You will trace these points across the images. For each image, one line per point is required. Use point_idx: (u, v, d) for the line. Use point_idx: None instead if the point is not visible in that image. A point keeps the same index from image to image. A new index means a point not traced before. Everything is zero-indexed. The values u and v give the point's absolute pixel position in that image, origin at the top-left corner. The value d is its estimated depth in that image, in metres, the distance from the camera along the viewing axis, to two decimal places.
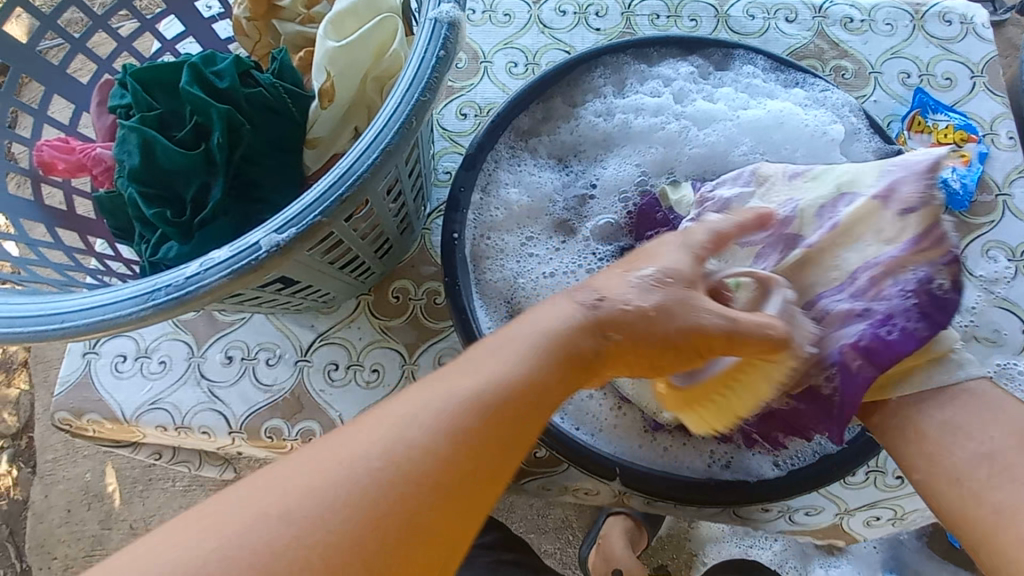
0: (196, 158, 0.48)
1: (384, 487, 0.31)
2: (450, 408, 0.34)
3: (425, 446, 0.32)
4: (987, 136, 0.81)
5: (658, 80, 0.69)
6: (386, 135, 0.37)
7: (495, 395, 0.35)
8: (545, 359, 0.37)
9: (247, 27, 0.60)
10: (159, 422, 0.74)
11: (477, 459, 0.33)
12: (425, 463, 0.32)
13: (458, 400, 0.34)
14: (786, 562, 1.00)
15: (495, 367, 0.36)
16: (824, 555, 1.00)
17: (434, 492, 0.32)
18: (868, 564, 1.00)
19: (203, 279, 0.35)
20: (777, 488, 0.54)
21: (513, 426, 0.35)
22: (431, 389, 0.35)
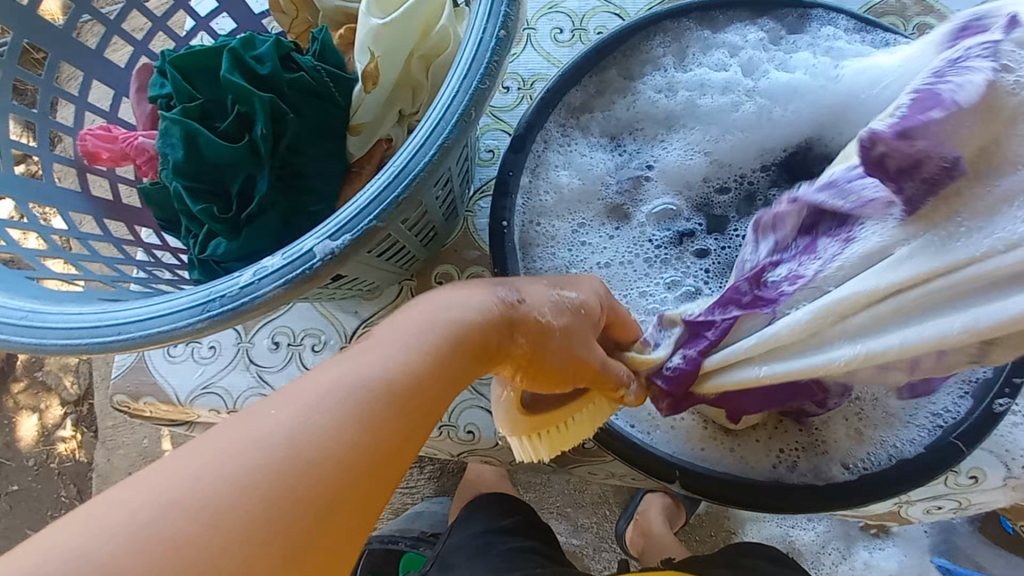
0: (241, 151, 0.46)
1: (289, 462, 0.26)
2: (353, 386, 0.29)
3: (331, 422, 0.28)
4: None
5: (724, 50, 0.62)
6: (444, 129, 0.34)
7: (407, 375, 0.31)
8: (459, 342, 0.34)
9: (284, 4, 0.56)
10: (211, 406, 0.75)
11: (381, 446, 0.29)
12: (327, 445, 0.27)
13: (382, 369, 0.31)
14: (830, 543, 0.97)
15: (399, 349, 0.32)
16: (869, 538, 0.96)
17: (343, 474, 0.27)
18: (918, 549, 0.96)
19: (259, 289, 0.33)
20: (847, 494, 0.51)
21: (425, 403, 0.31)
22: (333, 369, 0.30)
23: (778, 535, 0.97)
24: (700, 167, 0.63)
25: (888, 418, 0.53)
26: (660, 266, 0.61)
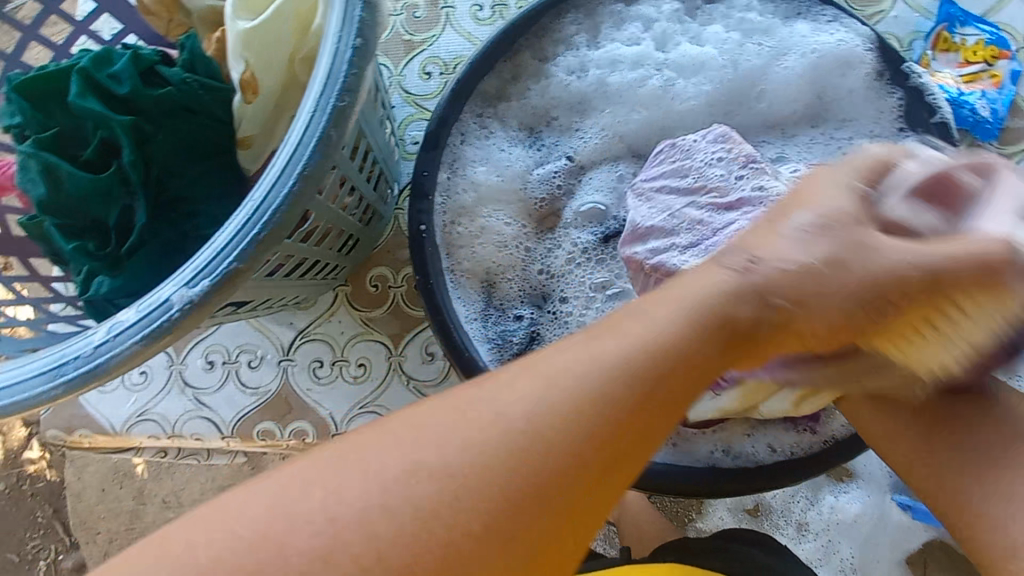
0: (108, 181, 0.42)
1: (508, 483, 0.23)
2: (590, 386, 0.25)
3: (560, 440, 0.24)
4: (1022, 50, 0.71)
5: (637, 24, 0.61)
6: (302, 154, 0.31)
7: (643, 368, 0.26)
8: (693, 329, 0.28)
9: (153, 5, 0.51)
10: (150, 433, 0.73)
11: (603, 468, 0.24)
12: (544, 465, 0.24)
13: (607, 374, 0.25)
14: (798, 493, 0.91)
15: (643, 331, 0.27)
16: (834, 480, 0.90)
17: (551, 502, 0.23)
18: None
19: (114, 347, 0.30)
20: (777, 475, 0.52)
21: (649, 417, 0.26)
22: (573, 356, 0.26)
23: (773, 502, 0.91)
24: (619, 153, 0.61)
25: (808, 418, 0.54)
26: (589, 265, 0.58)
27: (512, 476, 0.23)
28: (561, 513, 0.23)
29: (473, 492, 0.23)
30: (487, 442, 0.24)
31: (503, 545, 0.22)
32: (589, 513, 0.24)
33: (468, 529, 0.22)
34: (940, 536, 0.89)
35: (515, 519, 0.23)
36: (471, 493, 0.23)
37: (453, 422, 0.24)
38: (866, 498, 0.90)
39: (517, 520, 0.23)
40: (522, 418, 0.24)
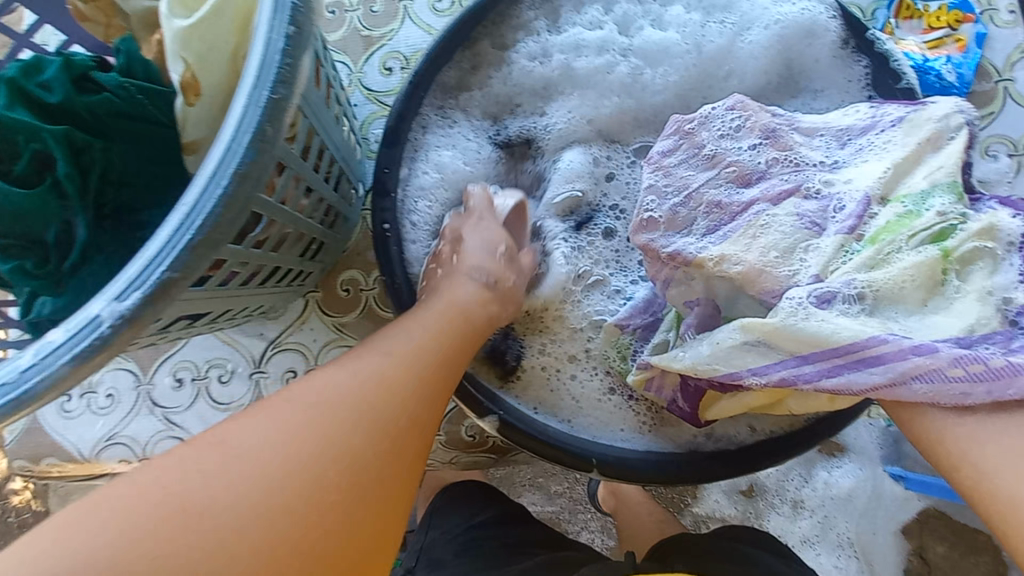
0: (43, 196, 0.40)
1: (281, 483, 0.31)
2: (356, 394, 0.36)
3: (342, 418, 0.34)
4: (985, 13, 0.71)
5: (597, 6, 0.60)
6: (236, 153, 0.29)
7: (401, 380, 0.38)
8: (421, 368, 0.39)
9: (89, 10, 0.49)
10: (121, 457, 0.70)
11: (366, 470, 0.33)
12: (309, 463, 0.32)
13: (372, 378, 0.37)
14: (791, 472, 0.90)
15: (384, 364, 0.38)
16: (826, 457, 0.90)
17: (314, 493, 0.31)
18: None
19: (43, 371, 0.28)
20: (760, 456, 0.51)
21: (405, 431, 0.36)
22: (343, 378, 0.36)
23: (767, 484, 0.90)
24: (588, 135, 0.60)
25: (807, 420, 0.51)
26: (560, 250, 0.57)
27: (287, 454, 0.32)
28: (331, 475, 0.32)
29: (257, 472, 0.31)
30: (316, 404, 0.34)
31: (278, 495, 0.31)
32: (360, 490, 0.33)
33: (247, 497, 0.30)
34: (933, 505, 0.89)
35: (304, 483, 0.31)
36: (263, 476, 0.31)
37: (235, 429, 0.33)
38: (859, 472, 0.90)
39: (293, 491, 0.31)
40: (305, 414, 0.33)
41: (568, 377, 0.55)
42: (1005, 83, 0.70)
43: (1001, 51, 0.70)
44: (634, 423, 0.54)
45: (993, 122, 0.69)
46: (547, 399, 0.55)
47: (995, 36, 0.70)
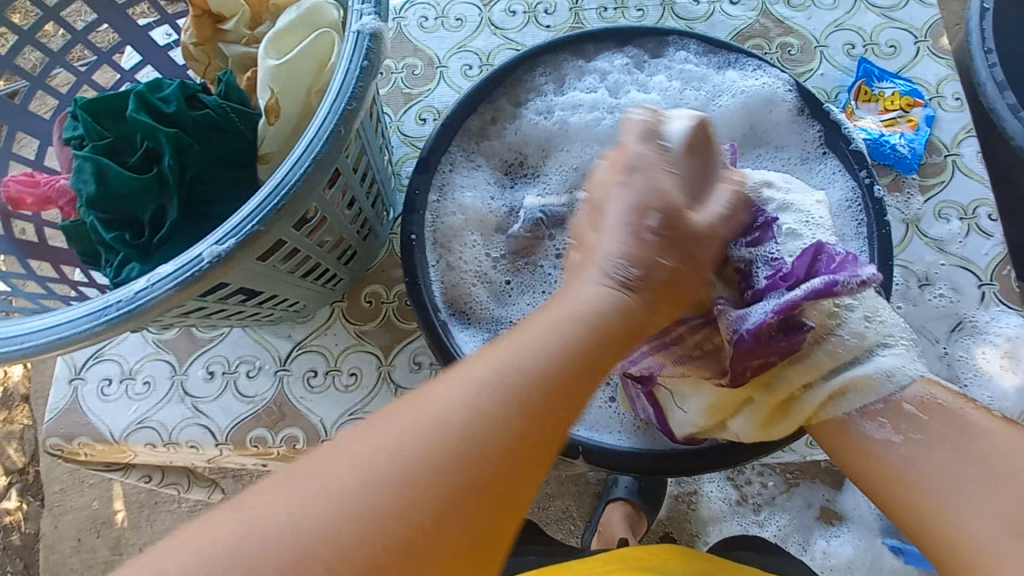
0: (149, 182, 0.51)
1: (419, 482, 0.30)
2: (492, 387, 0.33)
3: (501, 406, 0.32)
4: (934, 99, 0.83)
5: (595, 75, 0.73)
6: (317, 144, 0.40)
7: (545, 368, 0.34)
8: (556, 357, 0.35)
9: (196, 52, 0.62)
10: (147, 440, 0.76)
11: (511, 462, 0.32)
12: (456, 466, 0.30)
13: (514, 372, 0.34)
14: (790, 536, 1.03)
15: (521, 354, 0.34)
16: (824, 525, 1.03)
17: (461, 492, 0.30)
18: (870, 532, 1.02)
19: (151, 292, 0.37)
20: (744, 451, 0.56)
21: (548, 425, 0.33)
22: (478, 369, 0.34)
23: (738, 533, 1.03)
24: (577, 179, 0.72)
25: None
26: (546, 277, 0.69)
27: (454, 443, 0.31)
28: (508, 460, 0.32)
29: (434, 453, 0.30)
30: (444, 416, 0.32)
31: (474, 480, 0.31)
32: (514, 478, 0.32)
33: (443, 488, 0.30)
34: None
35: (474, 484, 0.31)
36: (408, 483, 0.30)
37: (392, 421, 0.32)
38: (859, 542, 1.01)
39: (481, 477, 0.31)
40: (476, 398, 0.32)
41: None
42: (954, 157, 0.80)
43: (949, 130, 0.81)
44: (624, 424, 0.62)
45: (944, 188, 0.79)
46: None
47: (943, 118, 0.82)
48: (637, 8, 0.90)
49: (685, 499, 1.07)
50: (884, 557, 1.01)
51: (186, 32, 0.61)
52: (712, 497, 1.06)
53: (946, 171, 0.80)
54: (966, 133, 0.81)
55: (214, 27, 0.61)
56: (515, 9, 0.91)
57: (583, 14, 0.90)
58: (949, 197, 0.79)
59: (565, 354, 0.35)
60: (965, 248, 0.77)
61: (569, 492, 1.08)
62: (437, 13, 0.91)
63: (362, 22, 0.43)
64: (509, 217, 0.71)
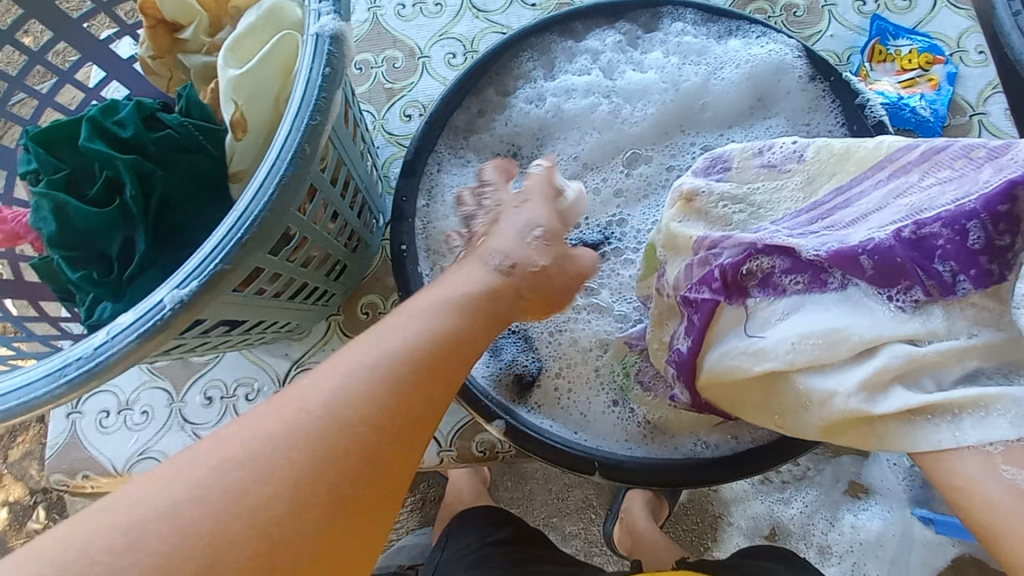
0: (113, 215, 0.47)
1: (331, 439, 0.30)
2: (376, 367, 0.33)
3: (378, 389, 0.33)
4: (955, 54, 0.77)
5: (587, 56, 0.67)
6: (280, 167, 0.36)
7: (424, 351, 0.36)
8: (398, 361, 0.34)
9: (156, 66, 0.57)
10: (150, 471, 0.74)
11: (394, 431, 0.32)
12: (364, 423, 0.31)
13: (361, 372, 0.33)
14: (817, 513, 1.00)
15: (362, 355, 0.34)
16: (851, 500, 1.00)
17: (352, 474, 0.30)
18: (899, 503, 0.99)
19: (112, 346, 0.34)
20: (767, 456, 0.54)
21: (418, 406, 0.34)
22: (349, 359, 0.34)
23: (762, 512, 1.00)
24: (574, 165, 0.67)
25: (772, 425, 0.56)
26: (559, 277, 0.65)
27: (345, 420, 0.31)
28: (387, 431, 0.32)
29: (325, 435, 0.30)
30: (331, 398, 0.31)
31: (360, 442, 0.31)
32: (396, 466, 0.32)
33: (317, 461, 0.29)
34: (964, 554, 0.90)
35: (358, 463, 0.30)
36: (285, 460, 0.29)
37: (290, 401, 0.31)
38: (888, 515, 0.99)
39: (376, 444, 0.31)
40: (329, 389, 0.32)
41: (574, 391, 0.61)
42: (980, 116, 0.74)
43: (973, 87, 0.76)
44: (633, 433, 0.59)
45: None
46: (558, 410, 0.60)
47: (966, 74, 0.76)
48: None
49: None
50: (913, 530, 0.98)
51: (142, 45, 0.57)
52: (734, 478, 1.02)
53: (972, 132, 0.74)
54: (992, 89, 0.76)
55: (171, 37, 0.56)
56: None
57: None
58: None
59: (391, 366, 0.34)
60: None
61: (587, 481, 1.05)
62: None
63: (320, 24, 0.38)
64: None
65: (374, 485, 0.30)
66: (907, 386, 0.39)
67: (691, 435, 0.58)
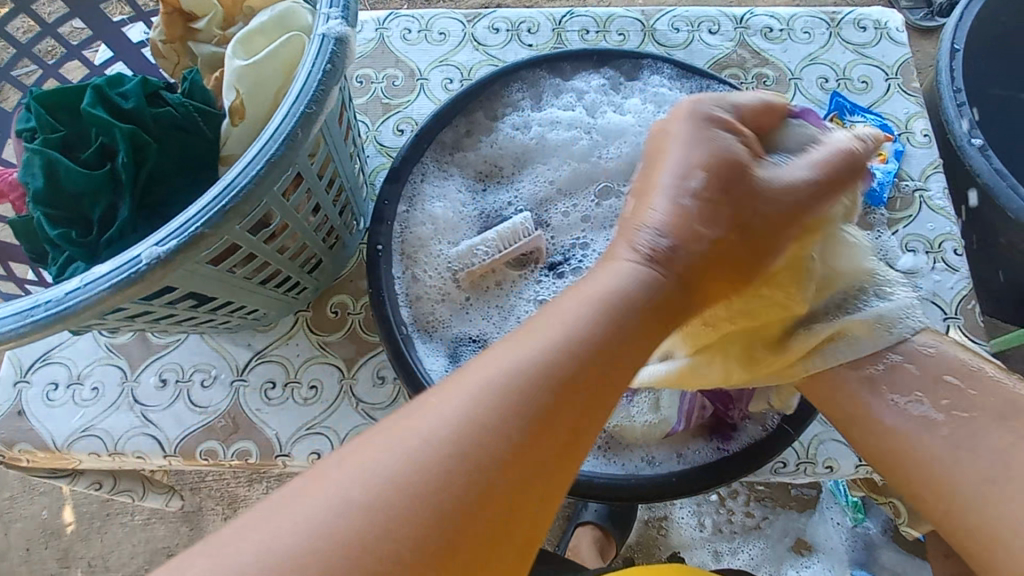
0: (102, 179, 0.49)
1: (407, 504, 0.29)
2: (457, 419, 0.32)
3: (493, 438, 0.32)
4: (903, 135, 0.85)
5: (572, 94, 0.73)
6: (272, 147, 0.39)
7: (565, 365, 0.34)
8: (504, 403, 0.33)
9: (165, 50, 0.61)
10: (91, 450, 0.72)
11: (509, 474, 0.31)
12: (439, 481, 0.30)
13: (439, 432, 0.31)
14: (761, 567, 1.01)
15: (434, 409, 0.32)
16: (795, 555, 1.01)
17: (443, 530, 0.29)
18: (839, 561, 1.02)
19: (84, 293, 0.35)
20: (718, 474, 0.56)
21: (553, 443, 0.33)
22: (413, 419, 0.32)
23: (709, 561, 1.01)
24: (546, 188, 0.72)
25: (711, 448, 0.59)
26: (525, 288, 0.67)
27: (421, 482, 0.30)
28: (489, 477, 0.31)
29: (409, 505, 0.29)
30: (407, 461, 0.30)
31: (472, 487, 0.31)
32: (519, 507, 0.31)
33: (411, 525, 0.29)
34: None
35: (449, 523, 0.30)
36: (375, 531, 0.29)
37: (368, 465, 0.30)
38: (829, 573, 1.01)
39: (478, 494, 0.31)
40: (403, 453, 0.31)
41: None
42: (921, 192, 0.82)
43: (917, 165, 0.83)
44: None
45: (911, 223, 0.80)
46: None
47: (912, 153, 0.84)
48: (619, 32, 0.91)
49: (655, 524, 1.05)
50: None
51: (155, 29, 0.60)
52: (683, 523, 1.04)
53: (913, 206, 0.81)
54: (933, 169, 0.83)
55: (184, 26, 0.60)
56: (499, 26, 0.92)
57: (566, 36, 0.91)
58: (916, 231, 0.80)
59: (474, 413, 0.32)
60: (930, 282, 0.77)
61: None
62: (421, 26, 0.92)
63: (327, 25, 0.42)
64: (482, 224, 0.71)
65: (500, 521, 0.31)
66: (810, 334, 0.52)
67: (638, 450, 0.61)
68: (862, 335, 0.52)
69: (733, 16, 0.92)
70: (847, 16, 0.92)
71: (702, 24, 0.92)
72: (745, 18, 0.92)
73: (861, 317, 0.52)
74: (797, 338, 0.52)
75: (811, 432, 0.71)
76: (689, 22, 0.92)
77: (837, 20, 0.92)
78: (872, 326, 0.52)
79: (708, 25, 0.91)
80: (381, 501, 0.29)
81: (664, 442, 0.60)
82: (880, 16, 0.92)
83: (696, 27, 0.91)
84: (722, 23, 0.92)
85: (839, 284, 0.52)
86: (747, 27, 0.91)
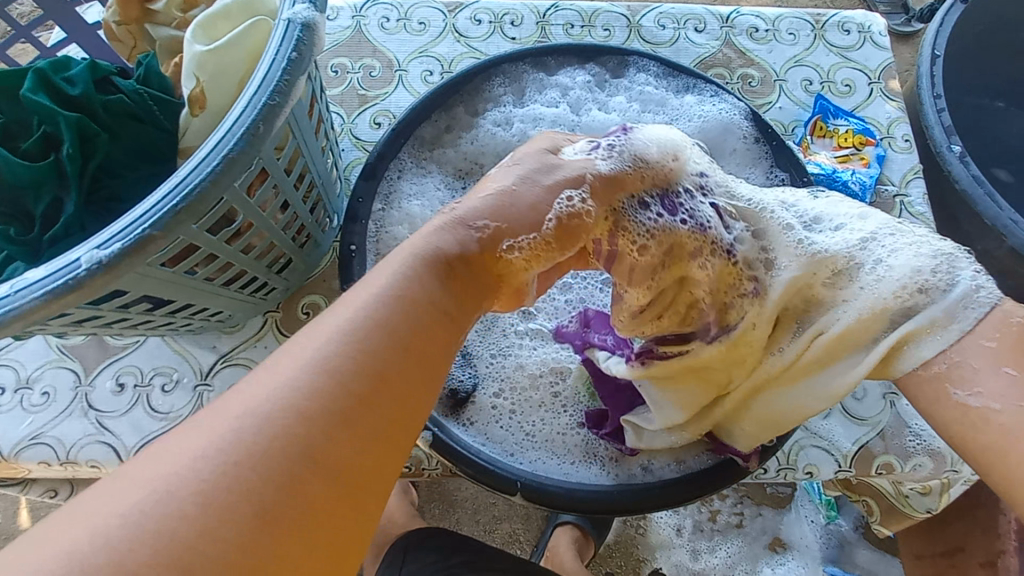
0: (43, 172, 0.45)
1: (239, 474, 0.29)
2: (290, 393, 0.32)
3: (328, 404, 0.32)
4: (885, 139, 0.84)
5: (556, 90, 0.71)
6: (229, 141, 0.36)
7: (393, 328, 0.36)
8: (335, 371, 0.33)
9: (120, 32, 0.57)
10: (41, 459, 0.67)
11: (357, 431, 0.32)
12: (277, 445, 0.30)
13: (272, 405, 0.31)
14: (737, 566, 1.01)
15: (263, 389, 0.32)
16: (770, 553, 1.02)
17: (296, 489, 0.30)
18: (813, 559, 1.02)
19: (16, 300, 0.32)
20: (703, 481, 0.55)
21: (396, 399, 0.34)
22: (237, 403, 0.31)
23: (686, 560, 1.01)
24: None
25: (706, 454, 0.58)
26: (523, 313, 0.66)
27: (254, 450, 0.30)
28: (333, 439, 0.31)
29: (244, 473, 0.29)
30: (238, 433, 0.30)
31: (317, 447, 0.31)
32: (371, 454, 0.32)
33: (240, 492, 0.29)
34: None
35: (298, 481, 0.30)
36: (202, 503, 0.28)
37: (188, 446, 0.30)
38: (802, 570, 1.02)
39: (324, 456, 0.31)
40: (227, 432, 0.30)
41: (517, 413, 0.61)
42: (902, 198, 0.81)
43: (898, 169, 0.83)
44: (575, 455, 0.59)
45: None
46: (497, 431, 0.60)
47: (894, 158, 0.83)
48: (604, 27, 0.89)
49: (634, 523, 1.03)
50: None
51: (109, 8, 0.56)
52: (662, 523, 1.03)
53: (893, 211, 0.80)
54: (914, 174, 0.83)
55: (140, 6, 0.55)
56: (481, 17, 0.89)
57: (550, 29, 0.88)
58: None
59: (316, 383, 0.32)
60: None
61: (517, 514, 1.04)
62: (400, 15, 0.88)
63: (294, 10, 0.39)
64: None
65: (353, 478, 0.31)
66: (846, 360, 0.48)
67: (634, 457, 0.59)
68: (924, 337, 0.46)
69: (719, 15, 0.91)
70: (832, 19, 0.92)
71: (688, 22, 0.90)
72: (731, 17, 0.91)
73: (915, 322, 0.46)
74: (852, 365, 0.48)
75: (792, 438, 0.70)
76: (675, 19, 0.90)
77: (821, 23, 0.91)
78: (933, 325, 0.46)
79: (694, 23, 0.90)
80: (233, 459, 0.29)
81: (662, 447, 0.59)
82: (864, 19, 0.92)
83: (682, 25, 0.90)
84: (708, 22, 0.90)
85: (897, 305, 0.47)
86: (733, 26, 0.90)
